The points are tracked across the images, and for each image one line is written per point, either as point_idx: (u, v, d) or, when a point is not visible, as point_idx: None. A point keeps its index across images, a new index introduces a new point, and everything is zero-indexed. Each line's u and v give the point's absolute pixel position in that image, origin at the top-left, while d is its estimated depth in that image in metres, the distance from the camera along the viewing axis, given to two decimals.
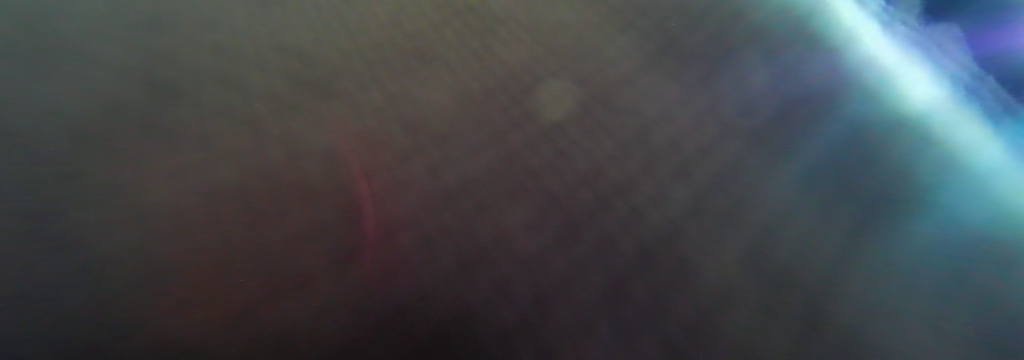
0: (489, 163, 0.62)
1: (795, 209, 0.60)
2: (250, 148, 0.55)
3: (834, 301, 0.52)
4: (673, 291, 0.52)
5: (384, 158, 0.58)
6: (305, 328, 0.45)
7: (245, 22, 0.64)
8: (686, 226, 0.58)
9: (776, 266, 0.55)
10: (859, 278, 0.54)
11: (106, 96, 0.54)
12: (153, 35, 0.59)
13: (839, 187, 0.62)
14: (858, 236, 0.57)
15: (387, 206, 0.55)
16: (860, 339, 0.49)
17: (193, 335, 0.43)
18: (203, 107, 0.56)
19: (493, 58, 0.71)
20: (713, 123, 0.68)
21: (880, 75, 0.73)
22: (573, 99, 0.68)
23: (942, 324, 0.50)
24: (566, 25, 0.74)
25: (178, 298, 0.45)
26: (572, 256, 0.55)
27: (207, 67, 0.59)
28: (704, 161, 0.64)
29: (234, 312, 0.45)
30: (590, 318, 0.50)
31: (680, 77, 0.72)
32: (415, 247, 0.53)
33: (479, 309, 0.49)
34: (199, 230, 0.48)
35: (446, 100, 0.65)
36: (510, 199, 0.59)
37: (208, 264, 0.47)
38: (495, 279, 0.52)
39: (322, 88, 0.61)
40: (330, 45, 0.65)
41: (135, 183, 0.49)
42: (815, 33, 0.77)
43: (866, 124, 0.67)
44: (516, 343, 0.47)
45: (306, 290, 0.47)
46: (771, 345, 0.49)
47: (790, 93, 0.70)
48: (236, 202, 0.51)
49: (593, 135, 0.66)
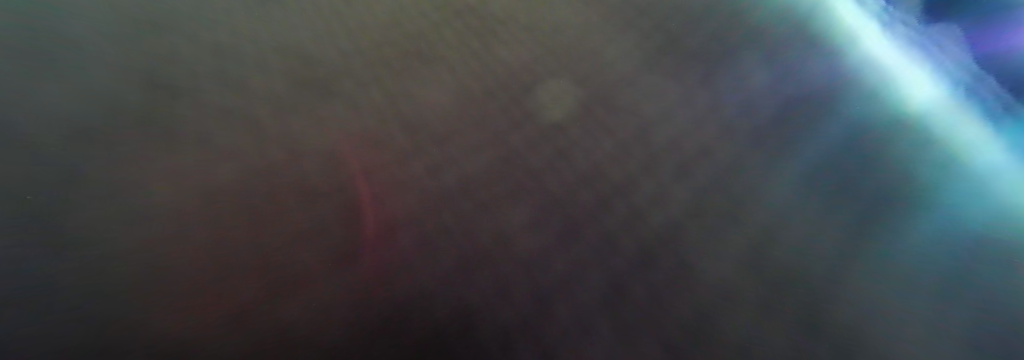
0: (489, 162, 0.62)
1: (797, 210, 0.59)
2: (251, 148, 0.55)
3: (838, 302, 0.51)
4: (674, 291, 0.52)
5: (383, 157, 0.58)
6: (305, 327, 0.45)
7: (246, 22, 0.64)
8: (687, 225, 0.58)
9: (777, 266, 0.54)
10: (861, 278, 0.53)
11: (107, 96, 0.54)
12: (154, 35, 0.60)
13: (841, 187, 0.61)
14: (860, 236, 0.57)
15: (386, 205, 0.55)
16: (862, 340, 0.48)
17: (192, 334, 0.43)
18: (202, 106, 0.56)
19: (493, 58, 0.71)
20: (715, 123, 0.67)
21: (881, 75, 0.72)
22: (574, 99, 0.68)
23: (945, 324, 0.50)
24: (567, 24, 0.74)
25: (177, 296, 0.44)
26: (571, 256, 0.55)
27: (207, 67, 0.59)
28: (706, 161, 0.64)
29: (232, 311, 0.45)
30: (591, 318, 0.50)
31: (682, 76, 0.71)
32: (415, 247, 0.52)
33: (479, 309, 0.49)
34: (198, 229, 0.48)
35: (446, 99, 0.65)
36: (509, 199, 0.59)
37: (206, 262, 0.47)
38: (497, 279, 0.51)
39: (322, 88, 0.61)
40: (330, 45, 0.65)
41: (135, 181, 0.49)
42: (816, 33, 0.77)
43: (869, 124, 0.67)
44: (517, 343, 0.47)
45: (305, 290, 0.47)
46: (775, 346, 0.48)
47: (792, 93, 0.70)
48: (236, 202, 0.51)
49: (593, 134, 0.66)
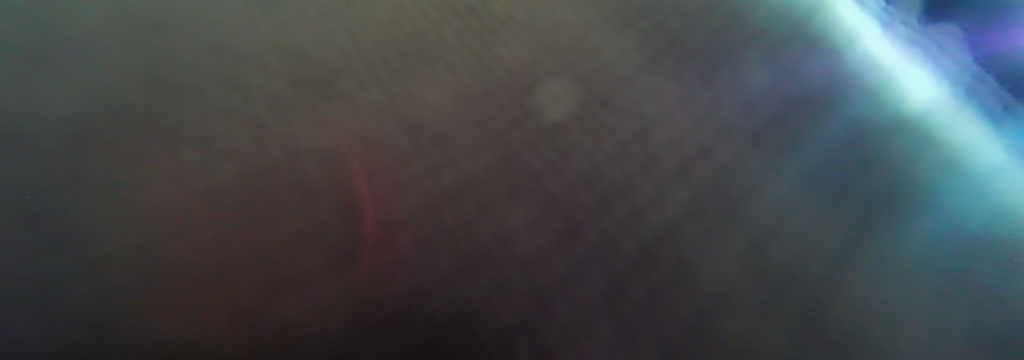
0: (489, 162, 0.62)
1: (796, 210, 0.59)
2: (252, 148, 0.55)
3: (835, 302, 0.51)
4: (673, 291, 0.52)
5: (384, 158, 0.59)
6: (306, 327, 0.45)
7: (246, 22, 0.64)
8: (687, 225, 0.58)
9: (776, 267, 0.54)
10: (861, 277, 0.53)
11: (106, 96, 0.54)
12: (154, 35, 0.60)
13: (841, 188, 0.61)
14: (860, 237, 0.57)
15: (386, 206, 0.55)
16: (859, 340, 0.49)
17: (193, 334, 0.43)
18: (203, 106, 0.57)
19: (493, 58, 0.71)
20: (715, 123, 0.67)
21: (882, 75, 0.72)
22: (574, 99, 0.68)
23: (944, 323, 0.50)
24: (567, 23, 0.74)
25: (178, 298, 0.45)
26: (571, 256, 0.55)
27: (207, 67, 0.60)
28: (705, 161, 0.64)
29: (232, 310, 0.45)
30: (590, 317, 0.50)
31: (682, 76, 0.71)
32: (415, 248, 0.53)
33: (479, 309, 0.49)
34: (199, 229, 0.49)
35: (446, 100, 0.65)
36: (509, 199, 0.59)
37: (207, 263, 0.47)
38: (497, 279, 0.51)
39: (323, 89, 0.62)
40: (331, 45, 0.66)
41: (135, 183, 0.50)
42: (816, 32, 0.77)
43: (868, 124, 0.67)
44: (517, 342, 0.47)
45: (305, 289, 0.47)
46: (771, 346, 0.48)
47: (791, 92, 0.70)
48: (236, 200, 0.51)
49: (592, 135, 0.66)
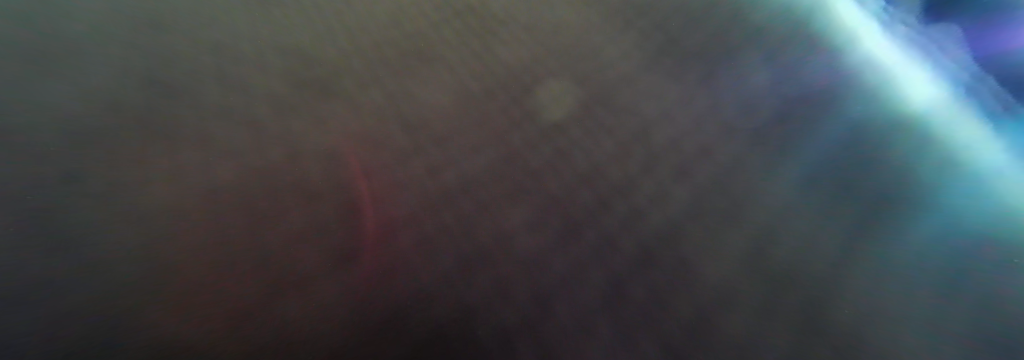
0: (489, 162, 0.62)
1: (795, 210, 0.59)
2: (252, 148, 0.55)
3: (834, 301, 0.51)
4: (673, 290, 0.52)
5: (383, 159, 0.59)
6: (306, 327, 0.45)
7: (246, 22, 0.64)
8: (687, 226, 0.58)
9: (776, 267, 0.54)
10: (860, 275, 0.53)
11: (105, 97, 0.54)
12: (153, 35, 0.60)
13: (840, 189, 0.61)
14: (858, 237, 0.57)
15: (386, 206, 0.55)
16: (860, 339, 0.48)
17: (188, 336, 0.43)
18: (203, 106, 0.57)
19: (493, 58, 0.71)
20: (713, 123, 0.67)
21: (882, 75, 0.72)
22: (573, 100, 0.68)
23: (945, 321, 0.50)
24: (567, 23, 0.74)
25: (178, 298, 0.45)
26: (571, 256, 0.55)
27: (207, 68, 0.60)
28: (705, 160, 0.64)
29: (230, 311, 0.45)
30: (591, 317, 0.50)
31: (681, 76, 0.71)
32: (416, 248, 0.52)
33: (480, 308, 0.49)
34: (196, 230, 0.48)
35: (445, 100, 0.65)
36: (509, 199, 0.59)
37: (206, 263, 0.47)
38: (498, 279, 0.51)
39: (323, 89, 0.62)
40: (330, 45, 0.66)
41: (133, 181, 0.50)
42: (816, 33, 0.77)
43: (867, 124, 0.67)
44: (517, 342, 0.47)
45: (305, 289, 0.47)
46: (772, 346, 0.48)
47: (790, 92, 0.70)
48: (236, 199, 0.51)
49: (593, 135, 0.66)
